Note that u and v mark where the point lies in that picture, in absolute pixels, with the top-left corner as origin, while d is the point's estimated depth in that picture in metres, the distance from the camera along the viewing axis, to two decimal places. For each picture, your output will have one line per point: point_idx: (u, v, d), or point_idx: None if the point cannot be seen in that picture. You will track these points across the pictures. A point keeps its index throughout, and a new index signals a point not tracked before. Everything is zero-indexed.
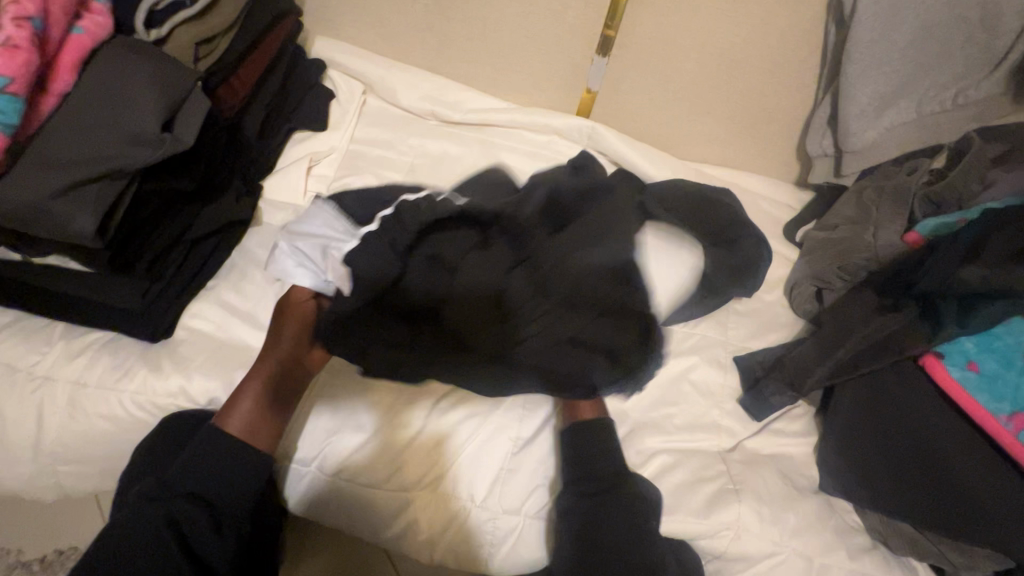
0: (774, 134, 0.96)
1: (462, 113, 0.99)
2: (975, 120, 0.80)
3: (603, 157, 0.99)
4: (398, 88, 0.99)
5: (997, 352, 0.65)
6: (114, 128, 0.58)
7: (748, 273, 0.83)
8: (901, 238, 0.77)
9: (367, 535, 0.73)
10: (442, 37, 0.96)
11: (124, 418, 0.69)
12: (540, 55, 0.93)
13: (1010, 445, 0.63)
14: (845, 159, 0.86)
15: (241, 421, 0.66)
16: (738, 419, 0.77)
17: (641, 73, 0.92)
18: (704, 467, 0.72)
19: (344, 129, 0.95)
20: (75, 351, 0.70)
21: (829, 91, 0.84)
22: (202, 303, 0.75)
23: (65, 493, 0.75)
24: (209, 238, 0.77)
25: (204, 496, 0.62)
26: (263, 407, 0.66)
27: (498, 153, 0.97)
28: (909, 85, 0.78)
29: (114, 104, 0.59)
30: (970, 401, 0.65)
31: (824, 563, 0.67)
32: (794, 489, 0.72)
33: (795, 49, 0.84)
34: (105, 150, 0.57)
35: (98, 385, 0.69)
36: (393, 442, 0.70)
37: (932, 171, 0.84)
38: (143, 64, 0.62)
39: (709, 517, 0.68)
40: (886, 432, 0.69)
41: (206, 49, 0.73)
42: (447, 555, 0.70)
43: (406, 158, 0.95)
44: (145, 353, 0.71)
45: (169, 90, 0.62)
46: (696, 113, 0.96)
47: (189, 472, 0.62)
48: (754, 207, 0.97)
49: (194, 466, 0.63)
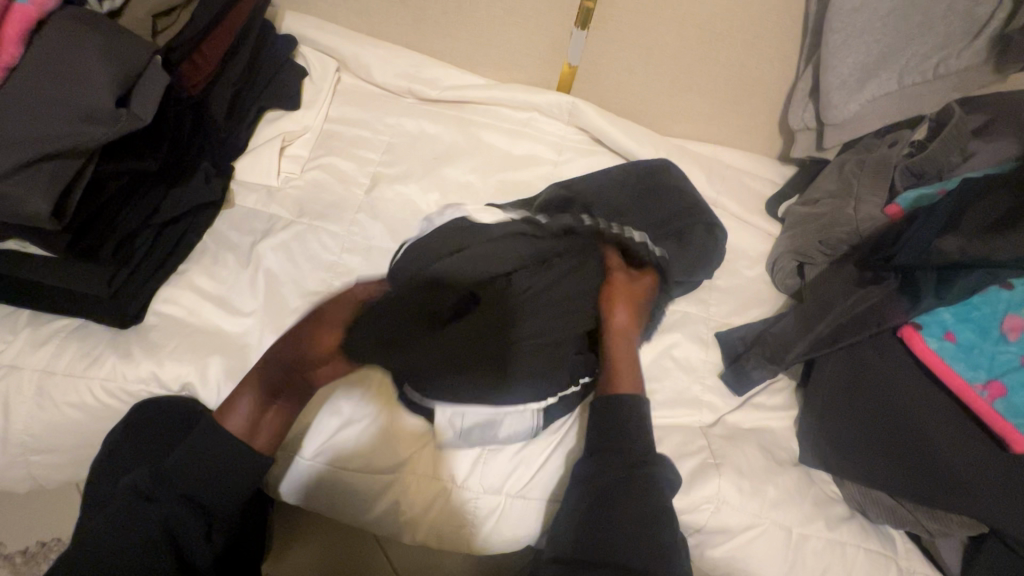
0: (757, 107, 0.94)
1: (439, 90, 0.96)
2: (957, 90, 0.79)
3: (584, 133, 0.97)
4: (373, 65, 0.96)
5: (973, 322, 0.65)
6: (65, 104, 0.56)
7: (714, 253, 0.84)
8: (882, 210, 0.77)
9: (350, 520, 0.72)
10: (416, 10, 0.92)
11: (94, 406, 0.68)
12: (519, 28, 0.91)
13: (985, 412, 0.63)
14: (827, 132, 0.85)
15: (242, 425, 0.63)
16: (719, 395, 0.78)
17: (622, 47, 0.90)
18: (685, 443, 0.72)
19: (318, 108, 0.92)
20: (40, 338, 0.68)
21: (811, 62, 0.83)
22: (174, 287, 0.73)
23: (38, 484, 0.73)
24: (179, 221, 0.75)
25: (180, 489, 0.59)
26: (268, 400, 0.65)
27: (477, 131, 0.95)
28: (890, 55, 0.77)
29: (64, 77, 0.57)
30: (948, 370, 0.65)
31: (803, 533, 0.68)
32: (775, 462, 0.72)
33: (777, 19, 0.82)
34: (58, 127, 0.55)
35: (66, 373, 0.67)
36: (383, 424, 0.70)
37: (913, 144, 0.83)
38: (93, 37, 0.59)
39: (691, 493, 0.68)
40: (864, 405, 0.70)
41: (166, 21, 0.70)
42: (429, 537, 0.70)
43: (383, 137, 0.93)
44: (114, 340, 0.69)
45: (122, 64, 0.59)
46: (679, 87, 0.94)
47: (183, 469, 0.59)
48: (738, 182, 0.96)
49: (187, 462, 0.59)
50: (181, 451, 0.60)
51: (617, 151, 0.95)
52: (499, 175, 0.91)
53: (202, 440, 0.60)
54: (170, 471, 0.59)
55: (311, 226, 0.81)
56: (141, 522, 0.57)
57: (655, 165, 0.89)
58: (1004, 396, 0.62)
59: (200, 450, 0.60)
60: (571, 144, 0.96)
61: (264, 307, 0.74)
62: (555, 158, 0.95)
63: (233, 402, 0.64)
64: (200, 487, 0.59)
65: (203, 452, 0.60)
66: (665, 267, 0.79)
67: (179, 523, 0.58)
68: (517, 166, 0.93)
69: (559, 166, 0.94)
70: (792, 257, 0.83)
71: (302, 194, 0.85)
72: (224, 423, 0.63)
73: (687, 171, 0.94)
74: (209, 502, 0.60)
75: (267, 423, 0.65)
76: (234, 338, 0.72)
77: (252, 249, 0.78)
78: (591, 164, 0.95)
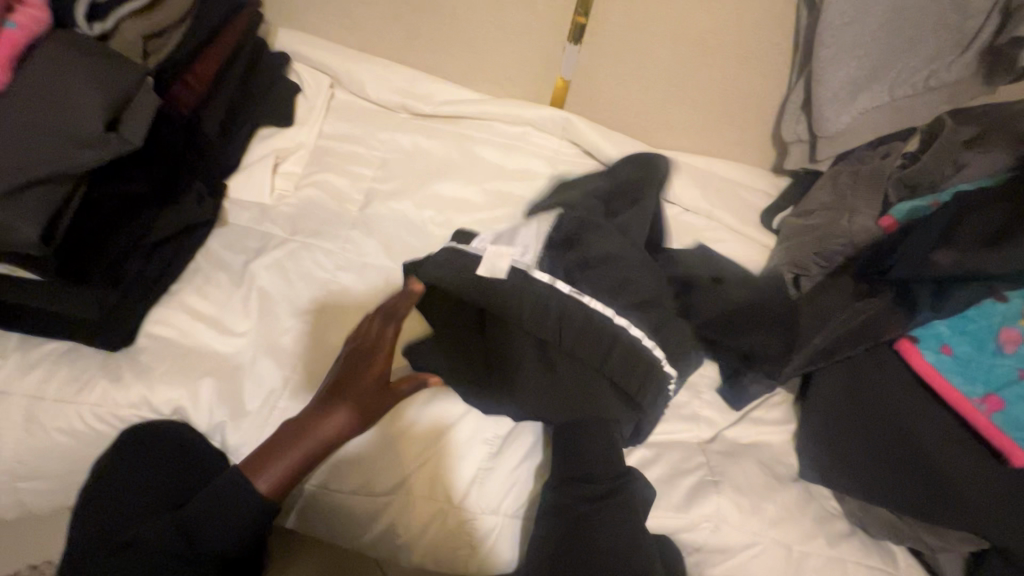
0: (750, 120, 0.95)
1: (433, 106, 0.96)
2: (947, 103, 0.80)
3: (579, 147, 0.97)
4: (367, 81, 0.96)
5: (968, 335, 0.66)
6: (50, 130, 0.56)
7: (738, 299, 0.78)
8: (876, 223, 0.78)
9: (346, 543, 0.71)
10: (410, 27, 0.93)
11: (85, 432, 0.67)
12: (513, 43, 0.91)
13: (983, 427, 0.63)
14: (820, 144, 0.85)
15: (275, 486, 0.60)
16: (717, 410, 0.77)
17: (616, 61, 0.90)
18: (683, 459, 0.71)
19: (311, 125, 0.91)
20: (30, 363, 0.67)
21: (803, 76, 0.83)
22: (166, 308, 0.73)
23: (27, 511, 0.72)
24: (171, 241, 0.74)
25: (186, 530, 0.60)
26: (305, 465, 0.62)
27: (471, 146, 0.94)
28: (881, 68, 0.77)
29: (54, 103, 0.57)
30: (945, 384, 0.65)
31: (804, 551, 0.67)
32: (773, 478, 0.71)
33: (769, 33, 0.83)
34: (46, 154, 0.55)
35: (55, 398, 0.66)
36: (383, 442, 0.70)
37: (906, 155, 0.85)
38: (86, 61, 0.59)
39: (689, 511, 0.67)
40: (863, 419, 0.69)
41: (156, 43, 0.71)
42: (426, 560, 0.69)
43: (377, 153, 0.92)
44: (104, 363, 0.68)
45: (113, 87, 0.60)
46: (672, 100, 0.94)
47: (199, 515, 0.60)
48: (733, 194, 0.96)
49: (210, 516, 0.59)
50: (199, 503, 0.60)
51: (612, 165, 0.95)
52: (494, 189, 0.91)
53: (216, 497, 0.60)
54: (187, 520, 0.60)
55: (305, 244, 0.80)
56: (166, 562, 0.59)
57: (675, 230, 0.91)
58: (1002, 409, 0.62)
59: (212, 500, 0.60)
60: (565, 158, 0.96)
61: (259, 327, 0.73)
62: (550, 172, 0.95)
63: (268, 458, 0.61)
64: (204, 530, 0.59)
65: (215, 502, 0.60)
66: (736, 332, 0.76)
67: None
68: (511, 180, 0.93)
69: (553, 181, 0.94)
70: (789, 269, 0.82)
71: (296, 212, 0.84)
72: (255, 477, 0.60)
73: (681, 183, 0.94)
74: (236, 557, 0.61)
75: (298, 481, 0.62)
76: (228, 360, 0.71)
77: (245, 268, 0.77)
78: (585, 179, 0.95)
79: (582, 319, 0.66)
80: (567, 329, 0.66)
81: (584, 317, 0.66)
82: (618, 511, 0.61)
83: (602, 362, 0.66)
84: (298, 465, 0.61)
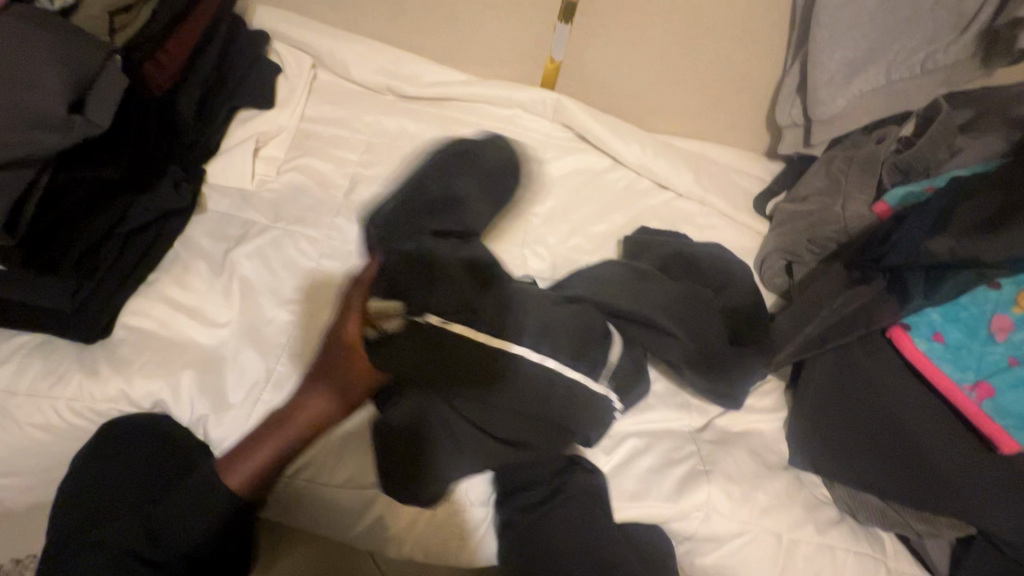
0: (744, 103, 0.93)
1: (419, 87, 0.93)
2: (944, 85, 0.78)
3: (569, 130, 0.95)
4: (350, 61, 0.92)
5: (961, 323, 0.65)
6: (12, 113, 0.53)
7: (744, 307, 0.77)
8: (869, 209, 0.75)
9: (333, 535, 0.70)
10: (394, 4, 0.89)
11: (61, 427, 0.65)
12: (501, 22, 0.88)
13: (973, 414, 0.63)
14: (815, 128, 0.84)
15: (245, 482, 0.61)
16: (709, 398, 0.76)
17: (607, 42, 0.87)
18: (674, 448, 0.71)
19: (293, 107, 0.88)
20: (1, 356, 0.65)
21: (799, 58, 0.82)
22: (143, 299, 0.70)
23: (5, 507, 0.70)
24: (146, 229, 0.72)
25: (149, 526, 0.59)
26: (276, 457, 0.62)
27: (459, 129, 0.92)
28: (878, 50, 0.76)
29: (12, 83, 0.54)
30: (936, 372, 0.66)
31: (793, 538, 0.68)
32: (764, 466, 0.71)
33: (764, 11, 0.81)
34: (7, 137, 0.52)
35: (29, 393, 0.64)
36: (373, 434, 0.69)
37: (901, 138, 0.81)
38: (46, 39, 0.56)
39: (679, 501, 0.67)
40: (852, 405, 0.70)
41: (123, 19, 0.67)
42: (415, 552, 0.68)
43: (362, 136, 0.89)
44: (80, 356, 0.66)
45: (76, 67, 0.57)
46: (665, 83, 0.92)
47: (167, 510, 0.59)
48: (726, 179, 0.94)
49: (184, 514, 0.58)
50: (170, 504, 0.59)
51: (603, 149, 0.93)
52: None
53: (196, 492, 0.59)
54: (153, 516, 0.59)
55: (288, 231, 0.78)
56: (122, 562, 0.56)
57: (661, 229, 0.87)
58: (992, 397, 0.62)
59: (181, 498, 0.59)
60: (556, 142, 0.94)
61: (241, 319, 0.71)
62: (540, 156, 0.92)
63: (245, 450, 0.62)
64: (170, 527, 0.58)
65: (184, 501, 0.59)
66: (724, 366, 0.71)
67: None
68: None
69: (544, 165, 0.92)
70: (781, 255, 0.82)
71: (278, 198, 0.82)
72: (222, 473, 0.60)
73: (674, 168, 0.92)
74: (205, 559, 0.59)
75: (271, 477, 0.62)
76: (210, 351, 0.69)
77: (225, 257, 0.74)
78: (576, 164, 0.93)
79: (547, 390, 0.59)
80: (522, 382, 0.58)
81: (569, 398, 0.60)
82: (570, 508, 0.64)
83: (548, 414, 0.60)
84: (268, 459, 0.61)
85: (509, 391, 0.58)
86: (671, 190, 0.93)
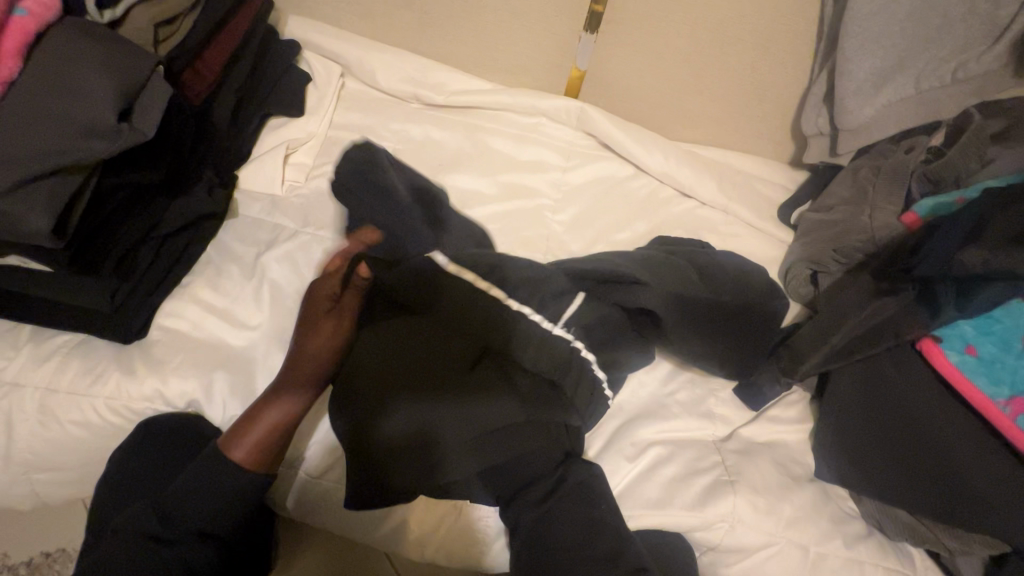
0: (769, 111, 0.92)
1: (444, 95, 0.94)
2: (976, 95, 0.77)
3: (592, 138, 0.96)
4: (378, 70, 0.94)
5: (994, 336, 0.64)
6: (65, 122, 0.55)
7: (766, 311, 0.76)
8: (897, 219, 0.75)
9: (357, 537, 0.70)
10: (422, 14, 0.91)
11: (99, 425, 0.67)
12: (527, 31, 0.89)
13: (1007, 429, 0.62)
14: (842, 138, 0.83)
15: (246, 455, 0.62)
16: (732, 408, 0.76)
17: (633, 51, 0.88)
18: (698, 458, 0.71)
19: (322, 114, 0.90)
20: (43, 355, 0.67)
21: (825, 67, 0.81)
22: (177, 300, 0.72)
23: (42, 502, 0.72)
24: (183, 232, 0.74)
25: (163, 514, 0.60)
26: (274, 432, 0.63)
27: (483, 137, 0.93)
28: (908, 59, 0.75)
29: (66, 94, 0.56)
30: (968, 385, 0.65)
31: (821, 551, 0.67)
32: (790, 478, 0.71)
33: (790, 22, 0.81)
34: (59, 145, 0.55)
35: (69, 391, 0.66)
36: None
37: (930, 151, 0.80)
38: (97, 51, 0.59)
39: (704, 511, 0.67)
40: (880, 416, 0.69)
41: (165, 31, 0.69)
42: (439, 555, 0.69)
43: (388, 144, 0.91)
44: (118, 355, 0.68)
45: (124, 77, 0.59)
46: (690, 91, 0.92)
47: (184, 500, 0.60)
48: (750, 187, 0.94)
49: (194, 498, 0.60)
50: (181, 490, 0.60)
51: (626, 158, 0.94)
52: (505, 182, 0.90)
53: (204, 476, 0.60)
54: (169, 507, 0.60)
55: (317, 236, 0.79)
56: (152, 559, 0.57)
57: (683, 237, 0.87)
58: None
59: (194, 483, 0.60)
60: (579, 150, 0.95)
61: (269, 321, 0.73)
62: (563, 164, 0.93)
63: (241, 429, 0.63)
64: (188, 517, 0.59)
65: (196, 485, 0.60)
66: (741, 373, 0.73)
67: (191, 560, 0.59)
68: (524, 172, 0.91)
69: (567, 173, 0.92)
70: (806, 265, 0.81)
71: (307, 203, 0.83)
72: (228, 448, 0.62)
73: (698, 176, 0.92)
74: (221, 536, 0.61)
75: (275, 453, 0.64)
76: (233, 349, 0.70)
77: (256, 260, 0.76)
78: (599, 172, 0.93)
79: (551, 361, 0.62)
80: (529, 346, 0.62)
81: (572, 370, 0.64)
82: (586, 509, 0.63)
83: (560, 379, 0.63)
84: (269, 433, 0.63)
85: (516, 347, 0.62)
86: (693, 199, 0.93)
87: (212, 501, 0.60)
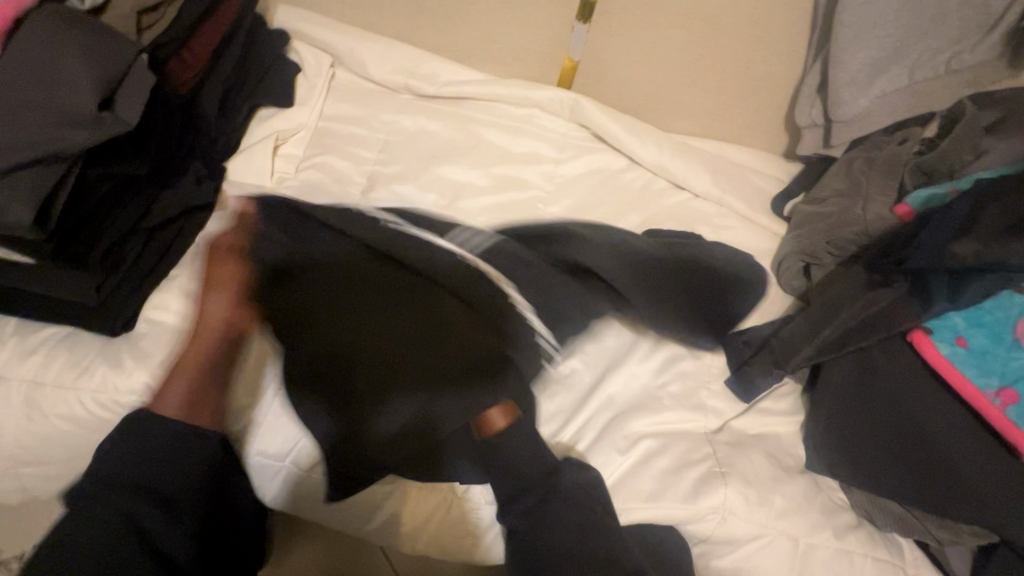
0: (763, 102, 0.92)
1: (436, 86, 0.94)
2: (970, 86, 0.77)
3: (586, 129, 0.95)
4: (369, 60, 0.93)
5: (985, 327, 0.64)
6: (46, 110, 0.55)
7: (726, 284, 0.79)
8: (890, 211, 0.74)
9: (350, 530, 0.71)
10: (413, 3, 0.90)
11: (86, 419, 0.66)
12: (519, 20, 0.88)
13: (997, 420, 0.62)
14: (836, 129, 0.83)
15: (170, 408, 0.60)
16: (724, 400, 0.76)
17: (626, 41, 0.87)
18: (690, 450, 0.71)
19: (312, 105, 0.89)
20: (29, 348, 0.66)
21: (819, 57, 0.81)
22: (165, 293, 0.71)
23: (31, 496, 0.72)
24: (170, 224, 0.73)
25: (96, 473, 0.56)
26: (198, 382, 0.62)
27: (475, 128, 0.92)
28: (902, 50, 0.74)
29: (47, 82, 0.55)
30: (959, 377, 0.64)
31: (811, 543, 0.67)
32: (781, 470, 0.71)
33: (785, 11, 0.80)
34: (40, 133, 0.54)
35: (56, 384, 0.65)
36: None
37: (923, 142, 0.80)
38: (78, 38, 0.58)
39: (696, 502, 0.67)
40: (870, 408, 0.69)
41: (151, 18, 0.70)
42: (431, 548, 0.69)
43: (380, 135, 0.90)
44: (105, 348, 0.67)
45: (107, 65, 0.58)
46: (683, 82, 0.92)
47: (119, 459, 0.57)
48: (744, 180, 0.93)
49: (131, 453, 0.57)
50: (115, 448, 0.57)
51: (619, 149, 0.93)
52: (497, 174, 0.89)
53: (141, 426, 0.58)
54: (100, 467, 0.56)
55: None
56: (99, 525, 0.53)
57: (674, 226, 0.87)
58: (1017, 402, 0.61)
59: (127, 439, 0.58)
60: (572, 142, 0.94)
61: None
62: (556, 156, 0.92)
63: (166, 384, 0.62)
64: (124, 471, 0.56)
65: (129, 440, 0.57)
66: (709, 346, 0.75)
67: (142, 523, 0.54)
68: (516, 164, 0.90)
69: (560, 165, 0.92)
70: (799, 257, 0.81)
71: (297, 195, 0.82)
72: (160, 408, 0.60)
73: (691, 168, 0.91)
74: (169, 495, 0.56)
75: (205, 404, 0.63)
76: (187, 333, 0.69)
77: None
78: (592, 164, 0.93)
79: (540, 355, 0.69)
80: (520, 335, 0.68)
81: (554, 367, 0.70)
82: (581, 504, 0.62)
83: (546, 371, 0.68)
84: (191, 383, 0.62)
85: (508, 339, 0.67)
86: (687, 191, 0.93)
87: (158, 454, 0.57)
